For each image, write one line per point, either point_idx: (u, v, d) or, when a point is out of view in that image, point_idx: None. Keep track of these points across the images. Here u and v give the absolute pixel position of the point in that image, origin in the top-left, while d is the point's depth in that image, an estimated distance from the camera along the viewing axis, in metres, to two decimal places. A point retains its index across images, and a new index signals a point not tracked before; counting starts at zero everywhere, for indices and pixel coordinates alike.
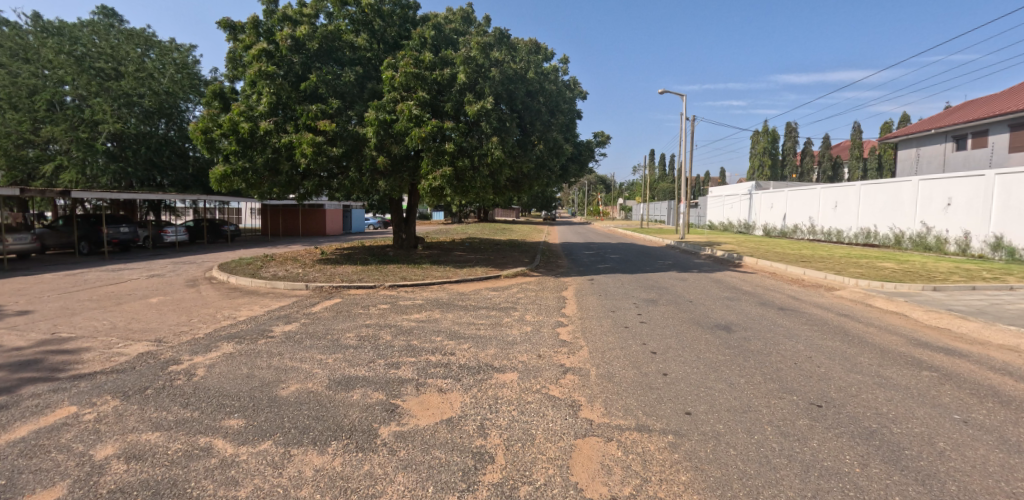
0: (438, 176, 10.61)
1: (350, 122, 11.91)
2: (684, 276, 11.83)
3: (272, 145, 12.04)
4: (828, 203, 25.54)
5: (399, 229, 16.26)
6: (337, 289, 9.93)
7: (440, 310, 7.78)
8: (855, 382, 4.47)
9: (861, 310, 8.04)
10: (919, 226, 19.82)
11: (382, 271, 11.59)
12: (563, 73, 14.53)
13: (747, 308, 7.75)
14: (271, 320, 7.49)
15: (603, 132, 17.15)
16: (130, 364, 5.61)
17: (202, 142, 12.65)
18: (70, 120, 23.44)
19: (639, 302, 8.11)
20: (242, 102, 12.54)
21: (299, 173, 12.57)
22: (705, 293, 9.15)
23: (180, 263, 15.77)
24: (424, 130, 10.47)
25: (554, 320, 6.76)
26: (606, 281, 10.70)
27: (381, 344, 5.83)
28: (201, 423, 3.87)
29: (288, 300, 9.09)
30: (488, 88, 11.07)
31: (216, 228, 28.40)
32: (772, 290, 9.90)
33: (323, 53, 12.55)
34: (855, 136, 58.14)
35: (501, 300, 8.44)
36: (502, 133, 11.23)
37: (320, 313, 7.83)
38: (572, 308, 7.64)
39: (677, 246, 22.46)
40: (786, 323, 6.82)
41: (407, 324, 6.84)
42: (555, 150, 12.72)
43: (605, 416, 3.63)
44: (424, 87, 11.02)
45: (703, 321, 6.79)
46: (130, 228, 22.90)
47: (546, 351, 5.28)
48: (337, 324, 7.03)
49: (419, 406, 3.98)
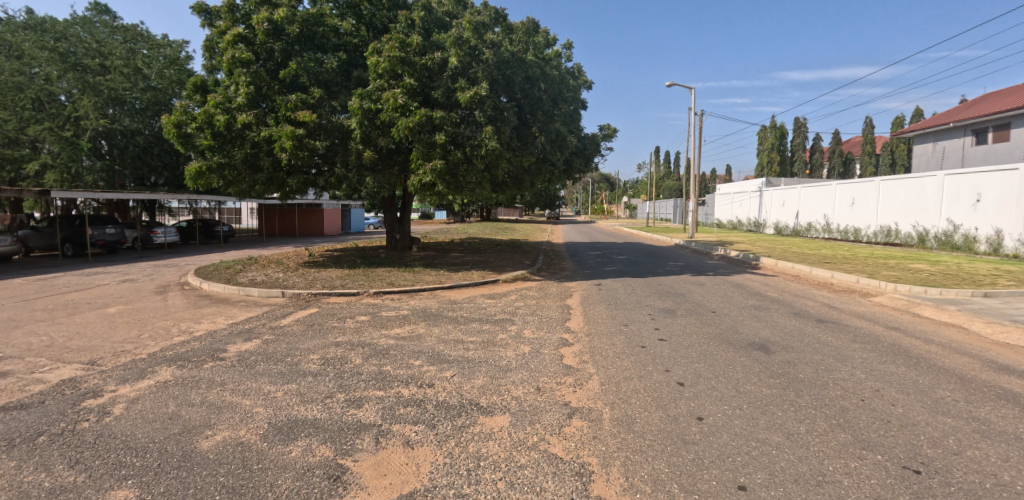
0: (429, 170, 9.59)
1: (334, 113, 10.92)
2: (700, 279, 10.80)
3: (251, 139, 11.10)
4: (844, 200, 24.37)
5: (392, 229, 15.27)
6: (315, 297, 8.90)
7: (425, 323, 6.74)
8: (951, 430, 3.44)
9: (911, 323, 6.95)
10: (945, 225, 18.65)
11: (368, 276, 10.57)
12: (566, 59, 13.42)
13: (781, 321, 6.67)
14: (230, 336, 6.47)
15: (609, 124, 16.06)
16: (41, 396, 4.62)
17: (175, 137, 11.65)
18: (56, 118, 22.59)
19: (655, 313, 7.04)
20: (219, 93, 11.56)
21: (281, 170, 11.62)
22: (728, 301, 8.06)
23: (160, 267, 14.82)
24: (412, 119, 9.49)
25: (557, 337, 5.73)
26: (615, 287, 9.63)
27: (347, 370, 4.80)
28: (78, 497, 2.87)
29: (259, 310, 8.10)
30: (482, 72, 10.06)
31: (208, 228, 27.43)
32: (802, 297, 8.82)
33: (304, 39, 11.54)
34: (866, 131, 56.67)
35: (498, 310, 7.41)
36: (499, 122, 10.22)
37: (289, 328, 6.80)
38: (577, 320, 6.58)
39: (688, 246, 21.35)
40: (832, 341, 5.75)
41: (384, 342, 5.81)
42: (558, 142, 11.68)
43: (626, 495, 2.60)
44: (412, 73, 10.06)
45: (734, 338, 5.71)
46: (116, 229, 21.92)
47: (546, 382, 4.24)
48: (303, 342, 6.00)
49: (375, 471, 2.96)
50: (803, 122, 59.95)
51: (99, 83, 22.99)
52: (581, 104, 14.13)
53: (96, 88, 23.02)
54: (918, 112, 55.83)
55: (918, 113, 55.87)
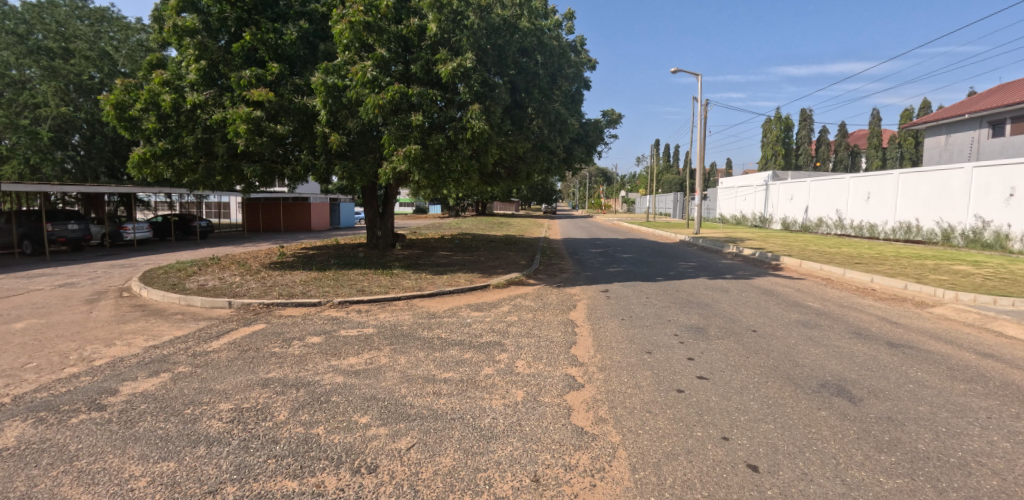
0: (403, 157, 8.13)
1: (296, 92, 9.41)
2: (722, 284, 9.35)
3: (203, 122, 9.60)
4: (858, 194, 22.95)
5: (373, 226, 13.73)
6: (268, 307, 7.41)
7: (390, 349, 5.22)
8: None
9: (1002, 346, 5.56)
10: (973, 221, 17.28)
11: (337, 281, 9.08)
12: (568, 32, 11.80)
13: (845, 346, 5.24)
14: (135, 369, 4.96)
15: (613, 109, 14.51)
16: None
17: (117, 120, 10.10)
18: (14, 105, 20.95)
19: (683, 333, 5.59)
20: (169, 71, 10.03)
21: (240, 157, 10.09)
22: (765, 314, 6.67)
23: (113, 268, 13.24)
24: (384, 97, 7.94)
25: (561, 374, 4.24)
26: (625, 294, 8.22)
27: (260, 435, 3.31)
28: None
29: (194, 327, 6.60)
30: (467, 40, 8.48)
31: (185, 224, 25.83)
32: (850, 308, 7.36)
33: (262, 6, 9.93)
34: (872, 124, 55.36)
35: (485, 328, 5.92)
36: (488, 101, 8.66)
37: (215, 355, 5.28)
38: (586, 345, 5.10)
39: (696, 242, 19.94)
40: (928, 380, 4.30)
41: (329, 381, 4.30)
42: (557, 125, 10.15)
43: None
44: (383, 42, 8.50)
45: (800, 376, 4.26)
46: (80, 225, 20.15)
47: (548, 467, 2.77)
48: (222, 379, 4.49)
49: None
50: (808, 114, 58.48)
51: (61, 67, 21.06)
52: (584, 85, 12.58)
53: (56, 73, 21.11)
54: (925, 105, 54.43)
55: (924, 105, 54.47)
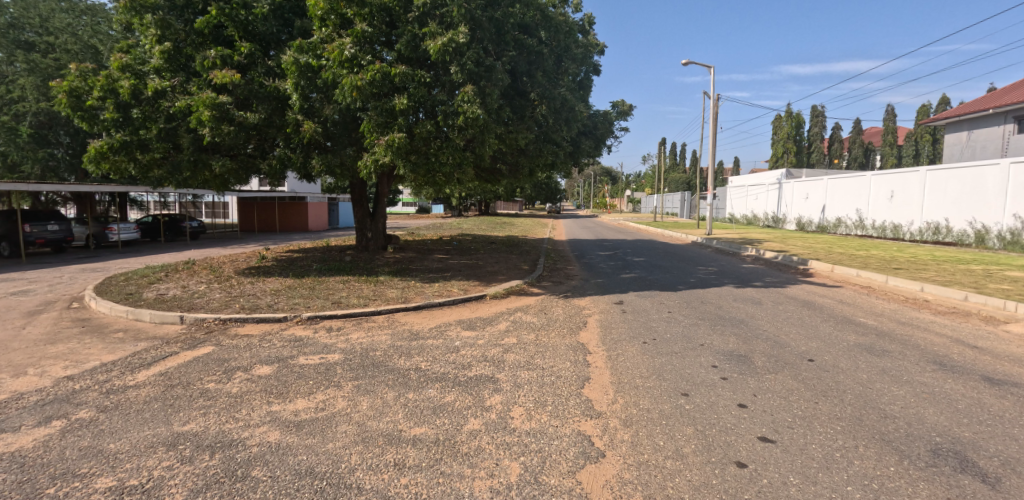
0: (385, 147, 7.06)
1: (268, 75, 8.32)
2: (751, 294, 8.19)
3: (165, 109, 8.52)
4: (880, 193, 21.64)
5: (362, 226, 12.59)
6: (225, 325, 6.32)
7: (353, 386, 4.10)
8: None
9: None
10: (1011, 221, 16.02)
11: (312, 290, 7.99)
12: (575, 11, 10.61)
13: (935, 383, 4.09)
14: (23, 416, 3.86)
15: (623, 100, 13.31)
16: None
17: (70, 108, 8.99)
18: None
19: (723, 364, 4.46)
20: (131, 53, 8.96)
21: (208, 151, 8.98)
22: (815, 335, 5.52)
23: (80, 273, 12.18)
24: (363, 76, 6.87)
25: (572, 432, 3.13)
26: (642, 306, 7.09)
27: None
28: None
29: (131, 350, 5.51)
30: (459, 10, 7.35)
31: (175, 224, 24.80)
32: (913, 327, 6.17)
33: None
34: (886, 120, 53.86)
35: (476, 357, 4.77)
36: (483, 81, 7.53)
37: (133, 393, 4.17)
38: (602, 382, 3.98)
39: (711, 244, 18.74)
40: None
41: (261, 439, 3.20)
42: (562, 112, 9.00)
43: None
44: (363, 15, 7.40)
45: (903, 439, 3.09)
46: (61, 225, 19.10)
47: None
48: (124, 434, 3.39)
49: None
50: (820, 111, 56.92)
51: (41, 60, 19.83)
52: (591, 69, 11.40)
53: (36, 67, 20.02)
54: (943, 100, 52.80)
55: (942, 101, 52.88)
